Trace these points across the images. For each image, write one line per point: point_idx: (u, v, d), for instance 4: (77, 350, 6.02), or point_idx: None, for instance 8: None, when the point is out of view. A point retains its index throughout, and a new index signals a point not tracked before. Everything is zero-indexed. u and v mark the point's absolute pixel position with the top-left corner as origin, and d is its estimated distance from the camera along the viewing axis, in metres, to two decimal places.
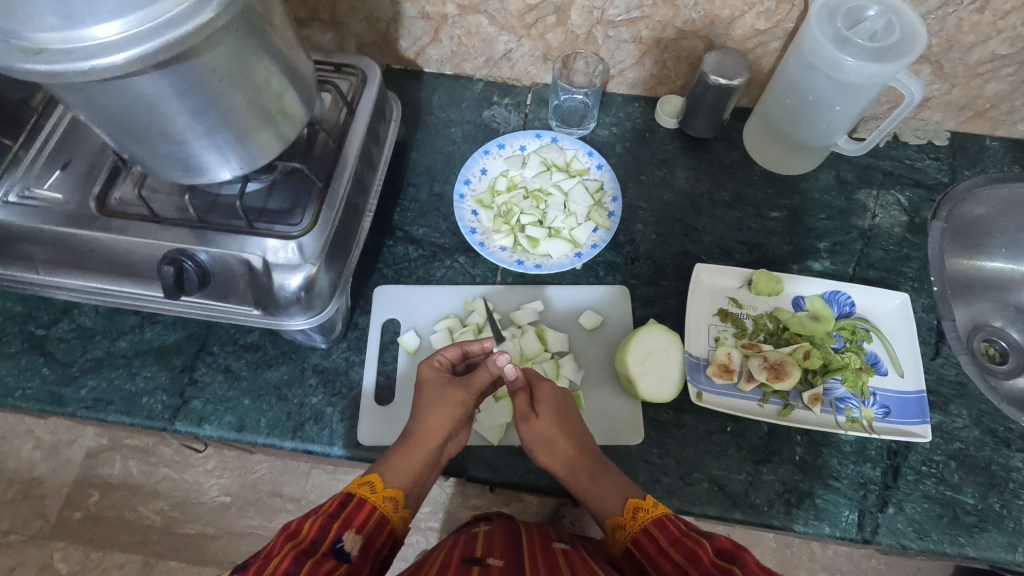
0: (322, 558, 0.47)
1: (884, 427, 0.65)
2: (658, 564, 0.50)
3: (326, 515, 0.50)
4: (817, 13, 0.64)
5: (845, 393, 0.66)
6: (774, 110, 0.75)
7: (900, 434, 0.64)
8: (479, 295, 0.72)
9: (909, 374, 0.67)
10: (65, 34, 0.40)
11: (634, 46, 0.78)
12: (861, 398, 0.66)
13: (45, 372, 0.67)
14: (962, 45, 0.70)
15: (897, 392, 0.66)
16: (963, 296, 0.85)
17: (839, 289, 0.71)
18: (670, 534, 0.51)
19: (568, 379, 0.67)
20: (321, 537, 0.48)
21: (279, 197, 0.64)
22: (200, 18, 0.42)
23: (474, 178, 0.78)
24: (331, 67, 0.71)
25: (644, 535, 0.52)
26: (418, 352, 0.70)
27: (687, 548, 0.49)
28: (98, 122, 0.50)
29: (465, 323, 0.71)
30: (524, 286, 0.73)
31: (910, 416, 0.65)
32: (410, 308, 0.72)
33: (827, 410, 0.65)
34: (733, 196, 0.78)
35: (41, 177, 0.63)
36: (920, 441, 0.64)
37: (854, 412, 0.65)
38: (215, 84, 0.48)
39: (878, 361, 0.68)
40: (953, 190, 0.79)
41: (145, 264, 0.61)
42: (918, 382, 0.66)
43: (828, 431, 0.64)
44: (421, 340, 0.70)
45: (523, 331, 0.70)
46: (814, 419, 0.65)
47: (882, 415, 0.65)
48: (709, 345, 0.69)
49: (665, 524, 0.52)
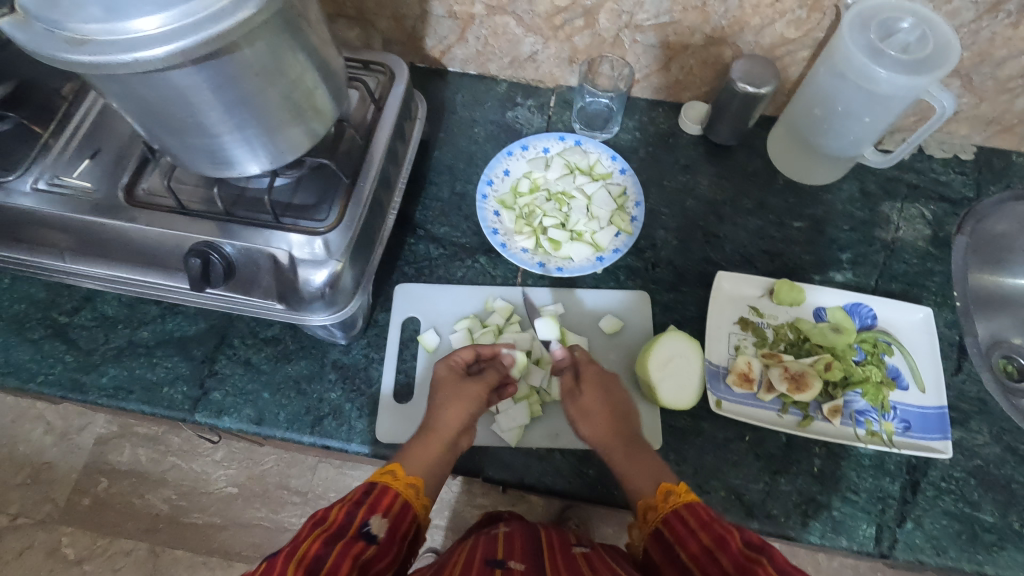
0: (351, 541, 0.46)
1: (904, 441, 0.64)
2: (686, 545, 0.49)
3: (352, 503, 0.50)
4: (850, 23, 0.63)
5: (865, 406, 0.66)
6: (800, 119, 0.75)
7: (920, 449, 0.64)
8: (500, 296, 0.72)
9: (931, 389, 0.67)
10: (108, 26, 0.41)
11: (660, 51, 0.78)
12: (880, 412, 0.66)
13: (66, 359, 0.68)
14: (994, 59, 0.70)
15: (918, 407, 0.66)
16: (983, 311, 0.84)
17: (861, 301, 0.71)
18: (699, 518, 0.50)
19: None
20: (348, 521, 0.48)
21: (305, 192, 0.64)
22: (242, 14, 0.42)
23: (497, 178, 0.78)
24: (360, 64, 0.71)
25: (675, 516, 0.51)
26: (437, 351, 0.69)
27: (716, 533, 0.48)
28: (134, 113, 0.50)
29: (485, 324, 0.71)
30: (546, 288, 0.73)
31: (931, 432, 0.65)
32: (430, 307, 0.72)
33: (846, 423, 0.65)
34: (756, 205, 0.78)
35: (70, 165, 0.64)
36: (941, 457, 0.63)
37: (873, 425, 0.65)
38: (250, 79, 0.48)
39: (899, 375, 0.68)
40: (977, 205, 0.79)
41: (171, 255, 0.61)
42: (939, 398, 0.66)
43: (847, 443, 0.64)
44: (440, 339, 0.70)
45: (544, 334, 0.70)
46: (833, 431, 0.65)
47: (902, 430, 0.65)
48: (729, 353, 0.68)
49: (695, 509, 0.51)
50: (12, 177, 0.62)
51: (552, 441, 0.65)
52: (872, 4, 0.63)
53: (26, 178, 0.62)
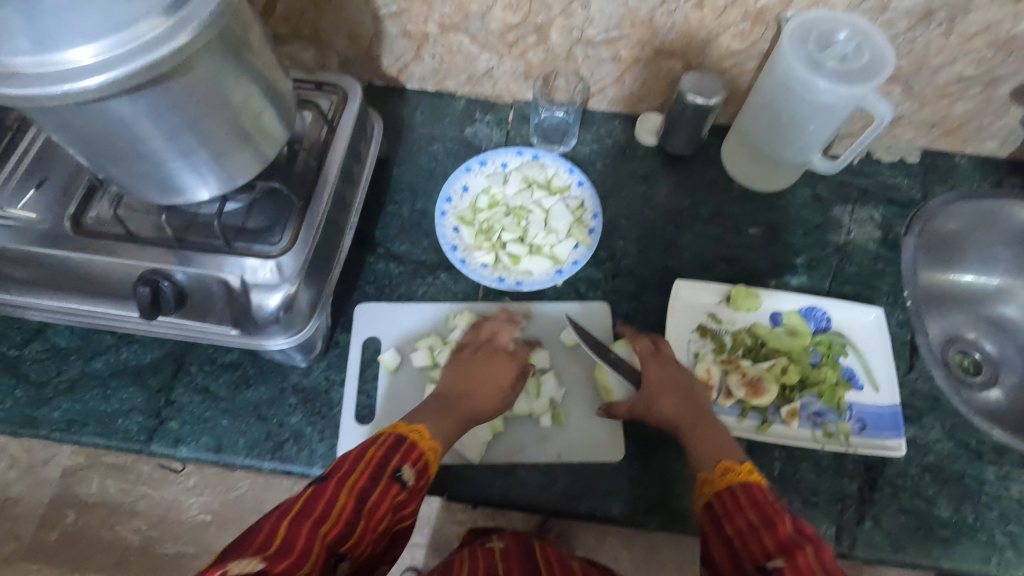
0: (387, 484, 0.49)
1: (861, 441, 0.66)
2: (733, 520, 0.47)
3: (388, 445, 0.51)
4: (789, 35, 0.65)
5: (822, 408, 0.67)
6: (750, 128, 0.77)
7: (876, 448, 0.65)
8: (460, 312, 0.72)
9: (884, 388, 0.68)
10: (38, 58, 0.40)
11: (613, 65, 0.79)
12: (837, 412, 0.67)
13: (17, 394, 0.66)
14: (931, 66, 0.72)
15: (873, 406, 0.67)
16: (935, 308, 0.85)
17: (815, 305, 0.72)
18: (752, 497, 0.48)
19: (549, 396, 0.68)
20: (385, 465, 0.50)
21: (258, 216, 0.63)
22: (176, 41, 0.42)
23: (456, 195, 0.78)
24: (312, 85, 0.71)
25: (728, 493, 0.50)
26: (399, 369, 0.69)
27: (766, 514, 0.46)
28: (75, 144, 0.50)
29: (447, 341, 0.70)
30: (506, 303, 0.73)
31: (886, 429, 0.66)
32: (392, 325, 0.71)
33: (805, 425, 0.66)
34: (712, 212, 0.79)
35: (14, 195, 0.62)
36: (895, 455, 0.65)
37: (831, 426, 0.66)
38: (192, 105, 0.48)
39: (854, 375, 0.69)
40: (925, 206, 0.81)
41: (121, 284, 0.60)
42: (893, 397, 0.68)
43: (806, 445, 0.65)
44: (402, 358, 0.70)
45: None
46: (793, 434, 0.66)
47: (859, 429, 0.66)
48: (689, 360, 0.70)
49: (751, 489, 0.49)
50: None
51: (516, 455, 0.65)
52: (811, 17, 0.66)
53: None
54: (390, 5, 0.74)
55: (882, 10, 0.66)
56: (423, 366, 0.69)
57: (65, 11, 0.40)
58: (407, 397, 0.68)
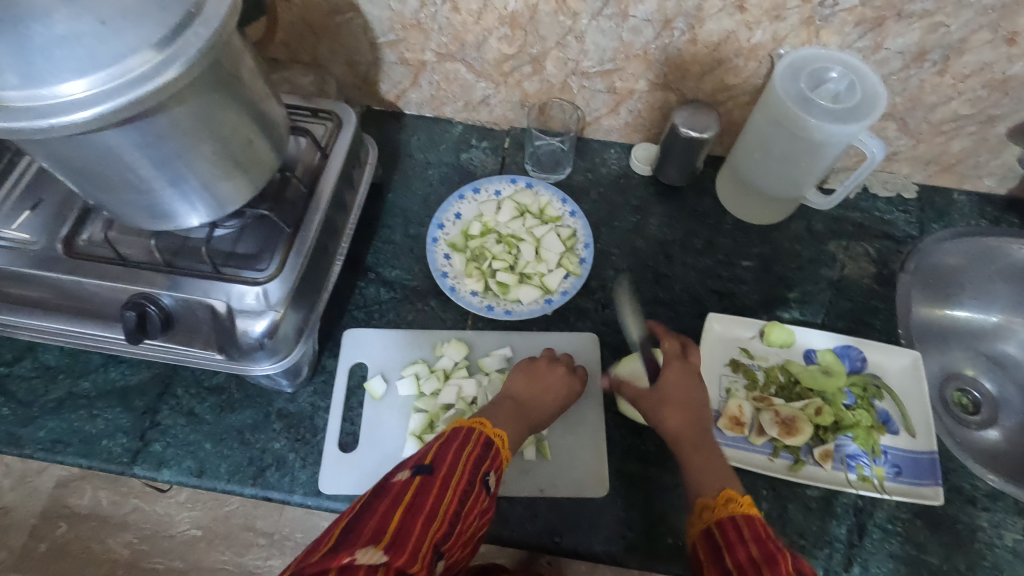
0: (479, 495, 0.48)
1: (897, 487, 0.64)
2: (733, 551, 0.46)
3: (482, 448, 0.50)
4: (781, 73, 0.65)
5: (856, 451, 0.65)
6: (743, 162, 0.76)
7: (914, 495, 0.63)
8: (448, 340, 0.72)
9: (920, 434, 0.66)
10: (25, 93, 0.41)
11: (608, 96, 0.79)
12: (872, 456, 0.65)
13: (3, 412, 0.66)
14: (925, 104, 0.72)
15: (908, 452, 0.66)
16: (933, 345, 0.84)
17: (850, 344, 0.71)
18: (755, 532, 0.47)
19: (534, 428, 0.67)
20: (478, 472, 0.48)
21: (248, 241, 0.64)
22: (163, 77, 0.42)
23: (448, 222, 0.78)
24: (308, 112, 0.72)
25: (730, 522, 0.49)
26: (384, 399, 0.69)
27: (767, 550, 0.45)
28: (65, 172, 0.50)
29: (433, 369, 0.70)
30: (494, 332, 0.73)
31: (923, 477, 0.64)
32: (379, 352, 0.71)
33: (839, 468, 0.64)
34: (704, 244, 0.79)
35: (10, 216, 0.63)
36: (932, 504, 0.62)
37: (865, 470, 0.64)
38: (180, 137, 0.48)
39: (889, 419, 0.67)
40: (921, 243, 0.80)
41: (109, 307, 0.61)
42: (930, 443, 0.65)
43: (840, 488, 0.63)
44: (388, 386, 0.69)
45: (491, 378, 0.69)
46: (826, 476, 0.64)
47: (894, 475, 0.64)
48: (720, 395, 0.68)
49: (755, 524, 0.48)
50: None
51: (498, 488, 0.64)
52: (803, 54, 0.66)
53: None
54: (388, 33, 0.75)
55: (875, 49, 0.66)
56: (408, 394, 0.69)
57: (52, 47, 0.40)
58: (390, 425, 0.67)
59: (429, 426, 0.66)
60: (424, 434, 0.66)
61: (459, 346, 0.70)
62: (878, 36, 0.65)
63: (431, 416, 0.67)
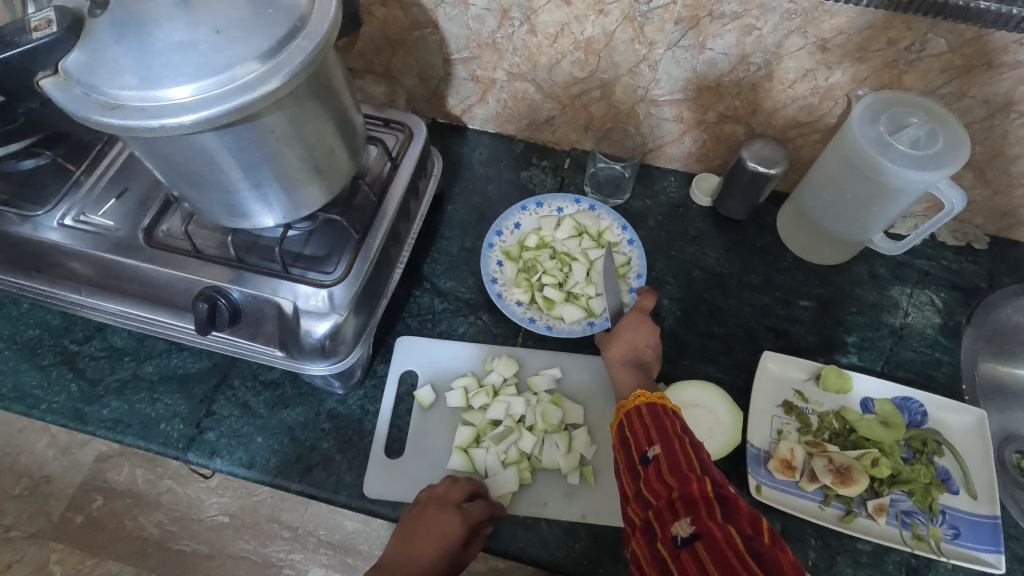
0: None
1: (953, 550, 0.61)
2: (635, 428, 0.54)
3: None
4: (860, 115, 0.64)
5: (911, 507, 0.63)
6: (809, 201, 0.75)
7: (970, 560, 0.60)
8: (498, 356, 0.72)
9: (982, 496, 0.63)
10: (140, 93, 0.43)
11: (675, 124, 0.79)
12: (928, 514, 0.62)
13: (71, 388, 0.69)
14: (1008, 155, 0.70)
15: (968, 513, 0.63)
16: (996, 403, 0.80)
17: (910, 396, 0.69)
18: (653, 410, 0.54)
19: (580, 453, 0.66)
20: None
21: (316, 244, 0.66)
22: (268, 86, 0.44)
23: (507, 230, 0.79)
24: (380, 122, 0.74)
25: (632, 408, 0.56)
26: (432, 408, 0.69)
27: (660, 423, 0.53)
28: (159, 167, 0.53)
29: (482, 383, 0.70)
30: (545, 351, 0.73)
31: (982, 542, 0.61)
32: (429, 363, 0.72)
33: (892, 523, 0.62)
34: (762, 280, 0.78)
35: (98, 202, 0.67)
36: (993, 571, 0.60)
37: (921, 528, 0.62)
38: (271, 142, 0.50)
39: (949, 478, 0.65)
40: (989, 296, 0.78)
41: (182, 296, 0.63)
42: (992, 507, 0.63)
43: (893, 544, 0.61)
44: (437, 396, 0.70)
45: (537, 398, 0.69)
46: (878, 530, 0.62)
47: (951, 537, 0.62)
48: (770, 436, 0.67)
49: (653, 404, 0.55)
50: (42, 212, 0.65)
51: (540, 510, 0.64)
52: (884, 97, 0.64)
53: (54, 213, 0.65)
54: (462, 51, 0.77)
55: (960, 97, 0.65)
56: (456, 406, 0.69)
57: (170, 52, 0.43)
58: (436, 436, 0.68)
59: (475, 440, 0.67)
60: (469, 448, 0.66)
61: (509, 364, 0.71)
62: (964, 83, 0.64)
63: (478, 429, 0.67)
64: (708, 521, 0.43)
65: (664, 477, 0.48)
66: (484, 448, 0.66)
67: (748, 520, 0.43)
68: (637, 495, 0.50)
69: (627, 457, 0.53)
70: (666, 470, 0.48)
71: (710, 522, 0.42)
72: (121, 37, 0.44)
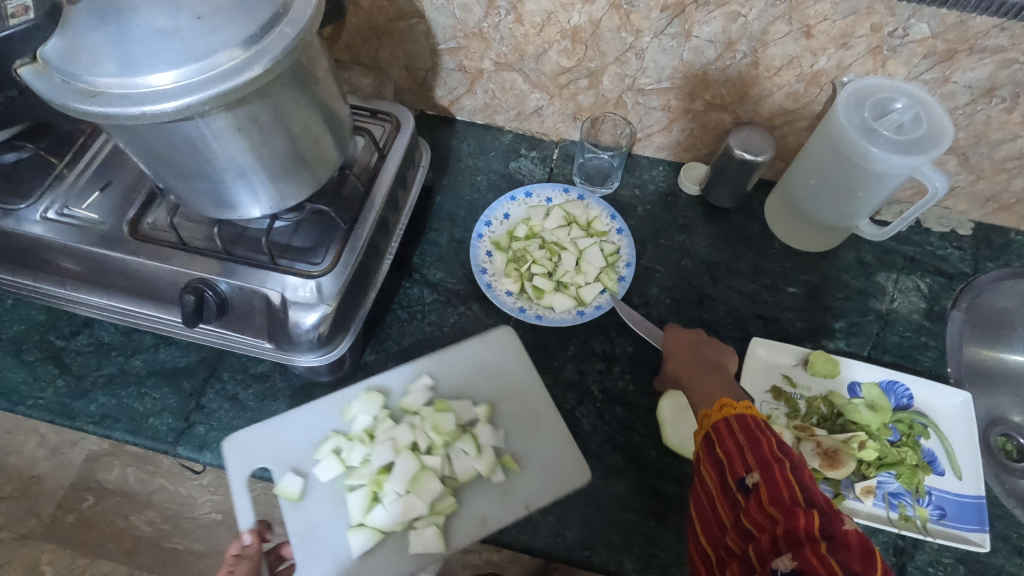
0: None
1: (939, 530, 0.62)
2: (732, 459, 0.47)
3: None
4: (845, 101, 0.64)
5: (898, 489, 0.64)
6: (795, 188, 0.76)
7: (956, 540, 0.61)
8: (355, 398, 0.67)
9: (968, 477, 0.64)
10: (120, 80, 0.43)
11: (662, 113, 0.79)
12: (915, 496, 0.63)
13: (58, 384, 0.69)
14: (990, 140, 0.70)
15: (954, 494, 0.64)
16: (982, 386, 0.81)
17: (896, 379, 0.69)
18: (750, 433, 0.47)
19: (490, 448, 0.65)
20: None
21: (304, 236, 0.65)
22: (250, 74, 0.44)
23: (496, 220, 0.80)
24: (367, 113, 0.74)
25: (724, 423, 0.50)
26: (305, 494, 0.63)
27: (763, 455, 0.45)
28: (143, 157, 0.52)
29: (352, 435, 0.65)
30: (402, 367, 0.69)
31: (968, 522, 0.62)
32: (279, 444, 0.65)
33: (879, 505, 0.63)
34: (750, 268, 0.79)
35: (81, 196, 0.66)
36: (978, 550, 0.61)
37: (907, 509, 0.63)
38: (255, 131, 0.50)
39: (935, 459, 0.65)
40: (974, 281, 0.78)
41: (169, 290, 0.63)
42: (977, 487, 0.64)
43: (880, 525, 0.62)
44: (305, 480, 0.64)
45: (421, 418, 0.66)
46: (866, 513, 0.63)
47: (937, 517, 0.62)
48: None
49: (746, 421, 0.49)
50: (25, 206, 0.64)
51: (482, 528, 0.62)
52: (867, 83, 0.65)
53: (37, 206, 0.64)
54: (449, 41, 0.76)
55: (943, 82, 0.65)
56: (335, 475, 0.64)
57: (150, 38, 0.43)
58: (328, 523, 0.62)
59: (373, 500, 0.62)
60: (369, 511, 0.61)
61: (371, 399, 0.66)
62: (947, 69, 0.64)
63: (372, 487, 0.62)
64: (815, 564, 0.37)
65: (767, 510, 0.42)
66: (384, 505, 0.61)
67: (860, 558, 0.38)
68: (736, 525, 0.45)
69: (722, 481, 0.47)
70: (768, 502, 0.42)
71: (812, 557, 0.38)
72: (101, 23, 0.43)
